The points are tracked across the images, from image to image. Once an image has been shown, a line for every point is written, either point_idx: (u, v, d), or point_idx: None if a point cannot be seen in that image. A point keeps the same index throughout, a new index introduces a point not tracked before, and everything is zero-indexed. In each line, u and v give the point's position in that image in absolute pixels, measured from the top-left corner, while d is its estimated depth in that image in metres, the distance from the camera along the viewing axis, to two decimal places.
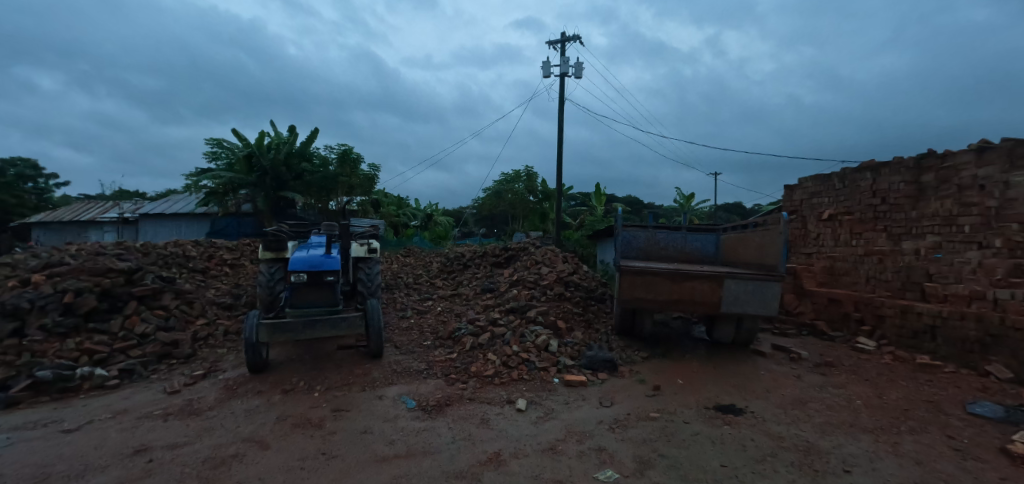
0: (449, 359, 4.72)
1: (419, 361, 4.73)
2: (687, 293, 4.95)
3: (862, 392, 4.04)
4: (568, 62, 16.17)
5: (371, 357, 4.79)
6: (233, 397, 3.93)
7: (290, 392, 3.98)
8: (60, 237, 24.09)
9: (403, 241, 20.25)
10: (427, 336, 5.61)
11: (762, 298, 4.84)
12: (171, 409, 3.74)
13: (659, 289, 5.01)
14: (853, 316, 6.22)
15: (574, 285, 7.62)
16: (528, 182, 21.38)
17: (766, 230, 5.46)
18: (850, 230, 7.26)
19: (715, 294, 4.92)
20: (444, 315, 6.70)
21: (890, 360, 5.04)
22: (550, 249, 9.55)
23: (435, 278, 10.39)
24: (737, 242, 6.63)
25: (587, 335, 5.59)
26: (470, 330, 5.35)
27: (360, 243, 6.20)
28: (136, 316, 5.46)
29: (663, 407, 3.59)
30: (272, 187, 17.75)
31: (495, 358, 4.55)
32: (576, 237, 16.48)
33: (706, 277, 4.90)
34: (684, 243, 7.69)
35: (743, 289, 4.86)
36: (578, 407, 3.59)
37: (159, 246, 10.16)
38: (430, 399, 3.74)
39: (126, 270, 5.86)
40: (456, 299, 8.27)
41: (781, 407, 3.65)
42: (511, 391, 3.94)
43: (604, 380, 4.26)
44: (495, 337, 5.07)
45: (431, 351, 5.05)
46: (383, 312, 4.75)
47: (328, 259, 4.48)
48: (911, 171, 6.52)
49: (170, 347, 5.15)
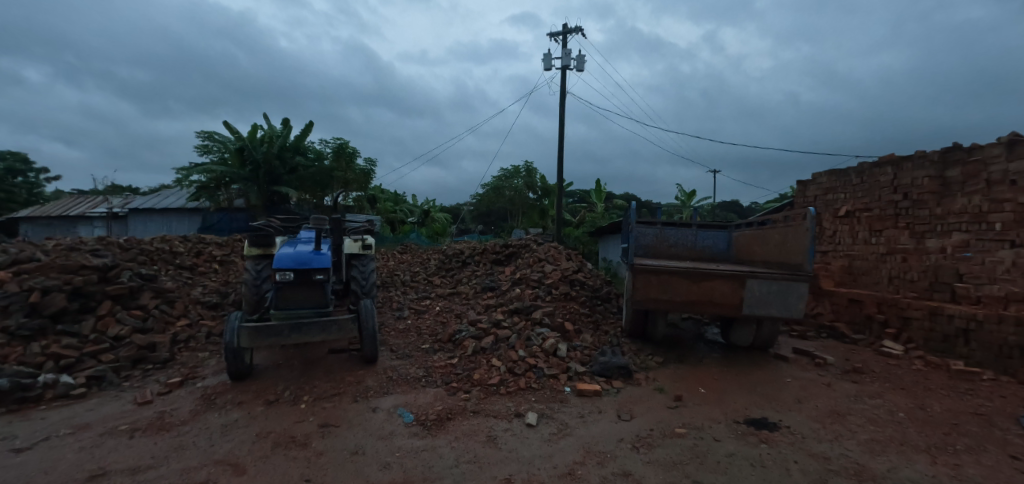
0: (449, 366, 4.34)
1: (417, 367, 4.35)
2: (706, 294, 4.60)
3: (902, 403, 3.69)
4: (569, 55, 15.78)
5: (365, 363, 4.41)
6: (210, 410, 3.54)
7: (274, 403, 3.59)
8: (48, 232, 23.51)
9: (400, 237, 19.83)
10: (425, 338, 5.23)
11: (788, 299, 4.48)
12: (139, 423, 3.35)
13: (677, 290, 4.64)
14: (876, 318, 5.89)
15: (580, 284, 7.26)
16: (527, 178, 21.01)
17: (789, 227, 5.10)
18: (869, 227, 6.95)
19: (737, 295, 4.56)
20: (443, 316, 6.31)
21: (922, 366, 4.71)
22: (553, 246, 9.17)
23: (433, 276, 10.03)
24: (754, 240, 6.26)
25: (596, 338, 5.23)
26: (471, 332, 4.96)
27: (354, 239, 5.77)
28: (110, 317, 5.06)
29: (689, 422, 3.23)
30: (265, 182, 17.28)
31: (499, 364, 4.18)
32: (577, 234, 16.16)
33: (726, 277, 4.54)
34: (694, 240, 7.34)
35: (767, 289, 4.51)
36: (594, 422, 3.21)
37: (145, 242, 9.74)
38: (430, 411, 3.36)
39: (100, 267, 5.46)
40: (455, 298, 7.87)
41: (818, 422, 3.30)
42: (518, 402, 3.56)
43: (619, 389, 3.89)
44: (499, 341, 4.69)
45: (430, 356, 4.67)
46: (377, 314, 4.38)
47: (317, 256, 4.07)
48: (935, 166, 6.18)
49: (146, 351, 4.77)
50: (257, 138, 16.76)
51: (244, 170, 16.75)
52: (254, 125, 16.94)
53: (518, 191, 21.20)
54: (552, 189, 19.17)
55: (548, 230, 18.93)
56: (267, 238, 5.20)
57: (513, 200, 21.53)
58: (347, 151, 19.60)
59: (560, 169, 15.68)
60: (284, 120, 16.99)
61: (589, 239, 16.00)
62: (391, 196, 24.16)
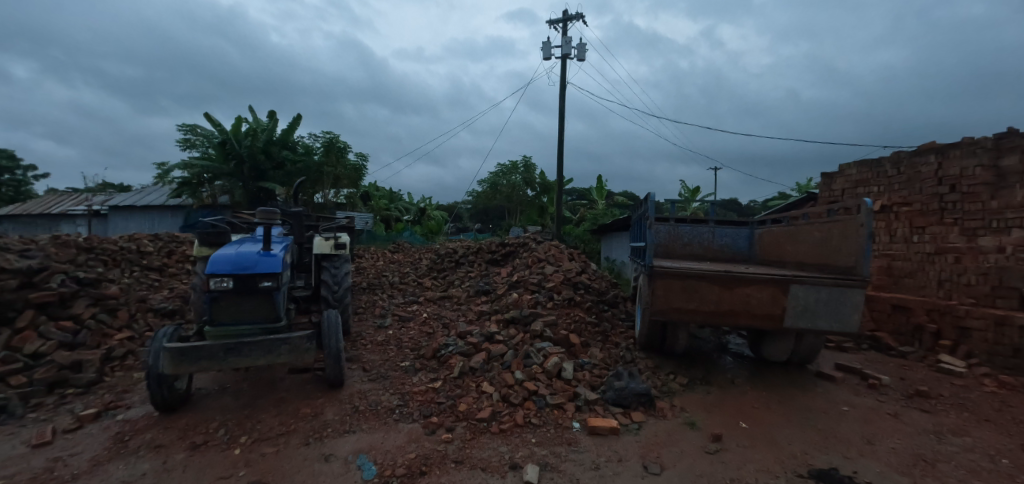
0: (431, 391, 3.55)
1: (391, 393, 3.56)
2: (740, 303, 3.83)
3: (998, 444, 2.92)
4: (569, 44, 14.96)
5: (327, 388, 3.62)
6: (117, 457, 2.75)
7: (201, 447, 2.81)
8: (30, 231, 22.64)
9: (393, 236, 19.01)
10: (406, 354, 4.43)
11: (839, 309, 3.72)
12: (16, 478, 2.55)
13: (705, 297, 3.86)
14: (926, 327, 5.13)
15: (584, 287, 6.49)
16: (526, 174, 20.17)
17: (833, 222, 4.33)
18: (910, 223, 6.18)
19: (777, 304, 3.80)
20: (430, 325, 5.51)
21: (996, 388, 3.94)
22: (553, 245, 8.40)
23: (424, 277, 9.24)
24: (783, 239, 5.51)
25: (606, 354, 4.46)
26: (459, 347, 4.17)
27: (325, 237, 4.97)
28: (30, 331, 4.27)
29: (738, 478, 2.45)
30: (250, 177, 16.44)
31: (491, 391, 3.40)
32: (578, 232, 15.37)
33: (765, 283, 3.77)
34: (711, 238, 6.58)
35: (814, 297, 3.74)
36: (613, 478, 2.43)
37: (110, 241, 8.94)
38: (398, 461, 2.58)
39: (25, 271, 4.66)
40: (446, 303, 7.07)
41: (904, 475, 2.52)
42: (514, 446, 2.78)
43: (640, 424, 3.11)
44: (492, 360, 3.89)
45: (408, 378, 3.88)
46: (342, 329, 3.60)
47: (263, 258, 3.27)
48: (989, 153, 5.40)
49: (68, 372, 3.97)
50: (241, 132, 15.89)
51: (227, 165, 15.90)
52: (238, 118, 16.07)
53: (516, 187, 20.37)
54: (551, 185, 18.34)
55: (547, 228, 18.11)
56: (219, 236, 4.39)
57: (511, 197, 20.73)
58: (336, 146, 18.81)
59: (560, 164, 14.86)
60: (270, 113, 16.15)
61: (591, 238, 15.26)
62: (386, 193, 23.35)
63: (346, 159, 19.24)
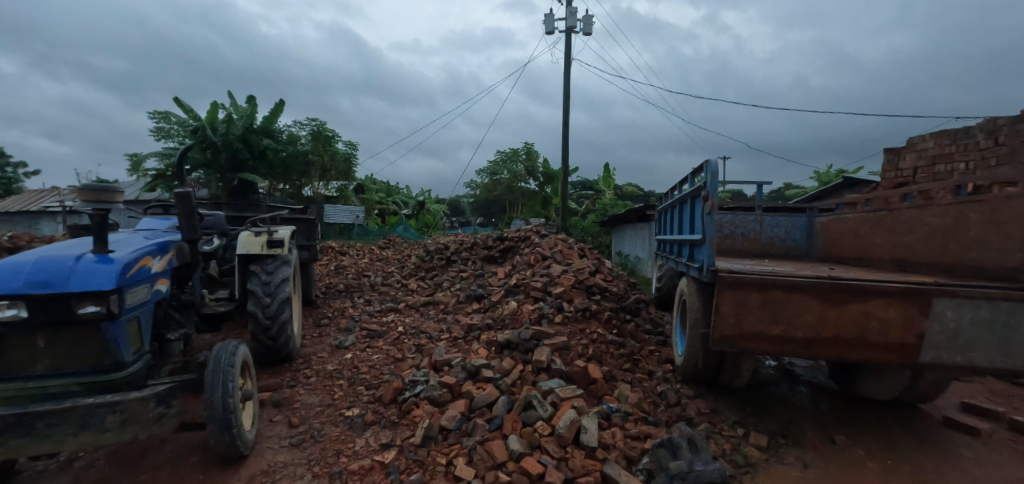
0: (377, 473, 2.26)
1: (315, 476, 2.27)
2: (850, 326, 2.53)
3: None
4: (574, 15, 13.57)
5: (219, 468, 2.34)
6: None
7: None
8: None
9: (386, 231, 17.73)
10: (358, 394, 3.16)
11: (1009, 337, 2.39)
12: None
13: (797, 318, 2.55)
14: None
15: (600, 291, 5.20)
16: (529, 162, 18.75)
17: (965, 203, 3.01)
18: None
19: (910, 328, 2.48)
20: (402, 345, 4.20)
21: None
22: (559, 238, 7.08)
23: (410, 278, 7.97)
24: (866, 229, 4.18)
25: (639, 393, 3.17)
26: (430, 388, 2.88)
27: (255, 233, 3.73)
28: None
29: None
30: (227, 168, 15.00)
31: (471, 477, 2.10)
32: (585, 223, 13.98)
33: (891, 296, 2.47)
34: (758, 229, 5.27)
35: (967, 319, 2.43)
36: None
37: (46, 239, 7.71)
38: None
39: None
40: (430, 312, 5.79)
41: None
42: None
43: None
44: (474, 412, 2.60)
45: (351, 441, 2.59)
46: (231, 375, 2.27)
47: (89, 266, 1.99)
48: None
49: None
50: (218, 118, 14.50)
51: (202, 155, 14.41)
52: (215, 103, 14.70)
53: (517, 176, 19.00)
54: (556, 174, 16.96)
55: (552, 220, 16.75)
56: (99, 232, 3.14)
57: (512, 187, 19.43)
58: (324, 134, 17.50)
59: (566, 149, 13.48)
60: (249, 98, 14.81)
61: (601, 231, 13.94)
62: (381, 186, 22.04)
63: (334, 148, 17.95)
